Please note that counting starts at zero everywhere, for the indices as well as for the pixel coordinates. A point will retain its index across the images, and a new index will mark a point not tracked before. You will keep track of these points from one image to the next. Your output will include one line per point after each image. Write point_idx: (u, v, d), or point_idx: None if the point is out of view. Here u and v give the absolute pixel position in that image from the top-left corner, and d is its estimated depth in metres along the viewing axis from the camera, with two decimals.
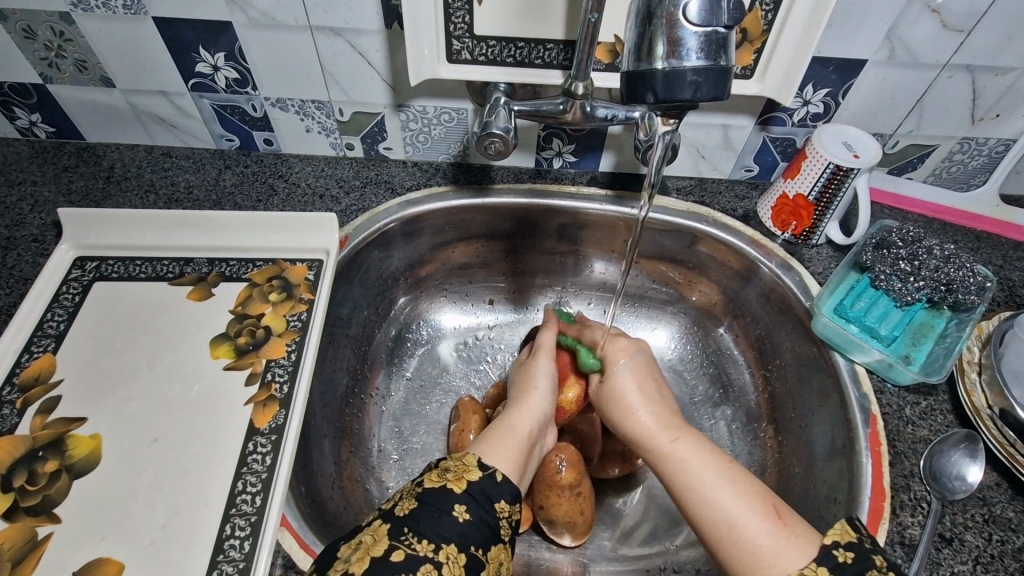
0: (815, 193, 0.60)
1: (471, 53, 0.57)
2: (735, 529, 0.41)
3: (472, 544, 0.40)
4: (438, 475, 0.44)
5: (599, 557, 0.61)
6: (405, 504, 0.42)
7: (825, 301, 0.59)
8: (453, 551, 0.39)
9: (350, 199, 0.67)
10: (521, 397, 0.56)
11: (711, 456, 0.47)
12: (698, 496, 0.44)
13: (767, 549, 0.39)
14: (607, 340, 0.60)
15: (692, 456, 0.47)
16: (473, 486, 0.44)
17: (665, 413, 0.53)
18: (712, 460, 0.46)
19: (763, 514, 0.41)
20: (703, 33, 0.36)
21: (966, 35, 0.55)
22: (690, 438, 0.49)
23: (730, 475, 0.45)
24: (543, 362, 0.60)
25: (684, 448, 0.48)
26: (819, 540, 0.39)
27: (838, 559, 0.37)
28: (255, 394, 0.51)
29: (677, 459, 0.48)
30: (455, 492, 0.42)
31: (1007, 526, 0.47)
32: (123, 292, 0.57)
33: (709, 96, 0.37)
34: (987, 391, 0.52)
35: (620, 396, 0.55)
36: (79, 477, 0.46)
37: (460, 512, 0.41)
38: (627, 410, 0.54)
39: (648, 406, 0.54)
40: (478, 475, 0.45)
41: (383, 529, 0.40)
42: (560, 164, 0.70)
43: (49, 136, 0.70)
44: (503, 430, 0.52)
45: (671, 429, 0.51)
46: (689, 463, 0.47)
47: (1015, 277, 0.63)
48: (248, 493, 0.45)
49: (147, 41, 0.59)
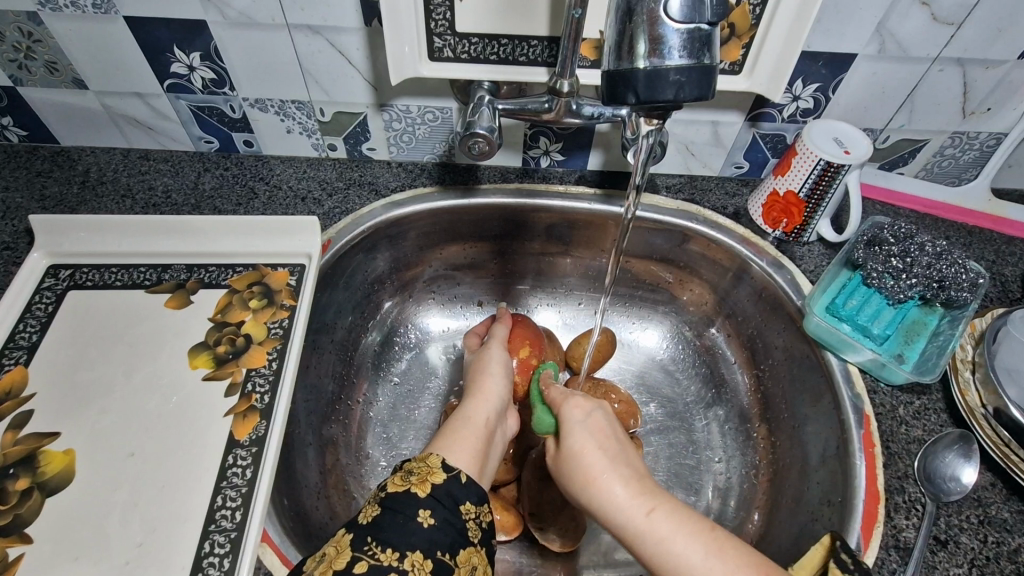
0: (806, 190, 0.59)
1: (453, 51, 0.55)
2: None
3: (439, 549, 0.39)
4: (401, 479, 0.43)
5: (591, 563, 0.60)
6: (369, 511, 0.41)
7: (817, 300, 0.58)
8: (418, 559, 0.38)
9: (334, 201, 0.65)
10: (475, 386, 0.57)
11: (699, 534, 0.40)
12: None
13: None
14: (564, 400, 0.52)
15: (677, 535, 0.40)
16: (439, 488, 0.42)
17: (632, 471, 0.46)
18: (698, 536, 0.40)
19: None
20: (686, 30, 0.35)
21: (957, 28, 0.54)
22: (666, 505, 0.43)
23: (719, 547, 0.40)
24: (495, 353, 0.61)
25: (665, 524, 0.41)
26: None
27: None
28: (235, 405, 0.50)
29: (658, 539, 0.41)
30: (419, 496, 0.41)
31: (1003, 527, 0.46)
32: (97, 301, 0.55)
33: (692, 96, 0.36)
34: (981, 390, 0.51)
35: (580, 461, 0.47)
36: (52, 494, 0.44)
37: (425, 518, 0.40)
38: (591, 476, 0.46)
39: (612, 463, 0.46)
40: (442, 476, 0.43)
41: (346, 540, 0.39)
42: (547, 163, 0.69)
43: (22, 140, 0.68)
44: (460, 423, 0.52)
45: (644, 493, 0.44)
46: (673, 541, 0.40)
47: (1008, 273, 0.62)
48: (228, 508, 0.44)
49: (118, 41, 0.57)
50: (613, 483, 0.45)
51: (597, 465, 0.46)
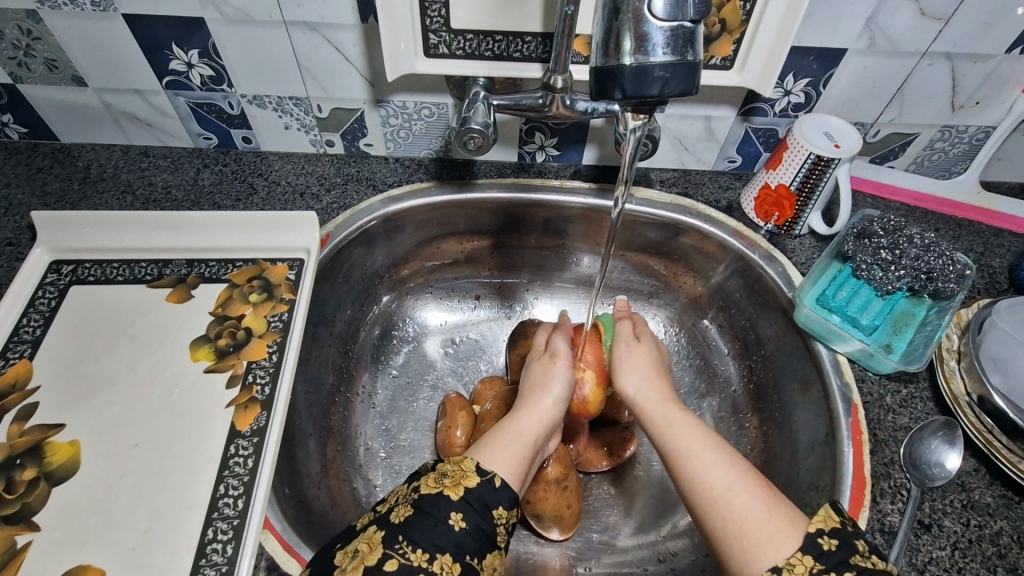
0: (797, 183, 0.60)
1: (448, 47, 0.56)
2: (729, 493, 0.43)
3: (468, 554, 0.41)
4: (434, 480, 0.44)
5: (587, 550, 0.62)
6: (401, 511, 0.42)
7: (808, 291, 0.59)
8: (447, 562, 0.39)
9: (332, 196, 0.66)
10: (533, 405, 0.54)
11: (709, 435, 0.48)
12: (696, 461, 0.46)
13: (758, 515, 0.41)
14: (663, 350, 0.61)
15: (694, 428, 0.49)
16: (471, 492, 0.43)
17: (667, 388, 0.55)
18: (710, 433, 0.48)
19: (756, 485, 0.43)
20: (669, 28, 0.36)
21: (945, 23, 0.54)
22: (692, 413, 0.51)
23: (724, 448, 0.47)
24: (562, 369, 0.57)
25: (683, 423, 0.50)
26: (803, 528, 0.40)
27: (822, 547, 0.38)
28: (236, 397, 0.51)
29: (676, 431, 0.49)
30: (452, 499, 0.42)
31: (985, 511, 0.47)
32: (100, 295, 0.56)
33: (677, 91, 0.37)
34: (965, 378, 0.52)
35: (632, 372, 0.56)
36: (59, 483, 0.45)
37: (456, 521, 0.41)
38: (637, 379, 0.56)
39: (656, 381, 0.55)
40: (476, 480, 0.44)
41: (377, 537, 0.40)
42: (543, 158, 0.70)
43: (21, 137, 0.69)
44: (508, 437, 0.50)
45: (671, 403, 0.53)
46: (689, 434, 0.48)
47: (995, 264, 0.63)
48: (230, 496, 0.45)
49: (116, 38, 0.58)
50: (649, 389, 0.54)
51: (646, 376, 0.56)
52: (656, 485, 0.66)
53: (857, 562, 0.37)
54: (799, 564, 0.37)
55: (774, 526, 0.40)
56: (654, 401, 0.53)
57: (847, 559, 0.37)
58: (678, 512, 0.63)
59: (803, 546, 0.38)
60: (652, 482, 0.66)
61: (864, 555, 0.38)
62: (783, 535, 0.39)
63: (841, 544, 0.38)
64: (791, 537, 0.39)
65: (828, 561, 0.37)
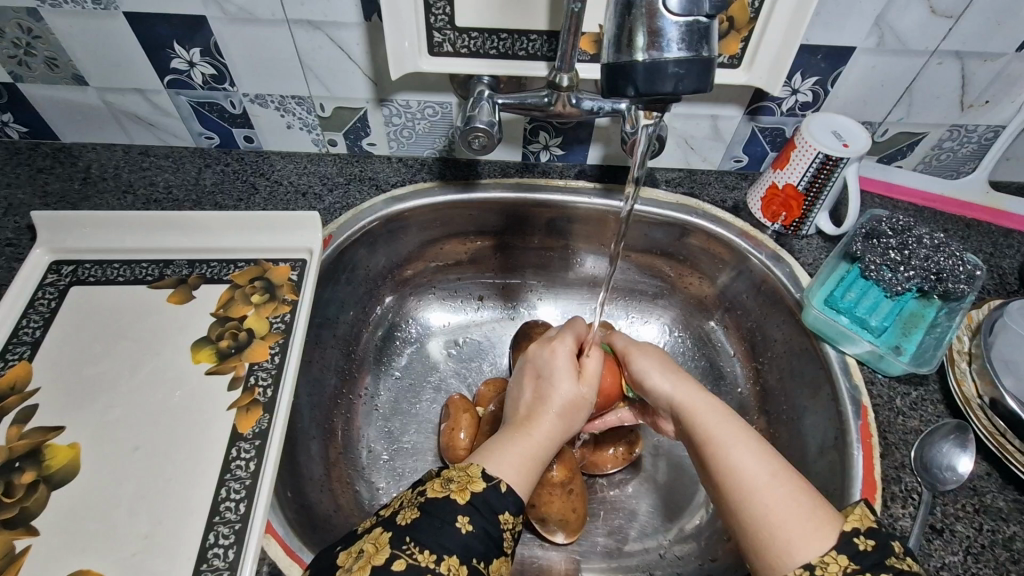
0: (804, 183, 0.60)
1: (453, 45, 0.55)
2: (772, 482, 0.42)
3: (474, 556, 0.40)
4: (441, 484, 0.43)
5: (592, 553, 0.61)
6: (407, 513, 0.42)
7: (815, 292, 0.58)
8: (455, 564, 0.39)
9: (334, 196, 0.65)
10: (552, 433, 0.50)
11: (748, 425, 0.47)
12: (735, 447, 0.45)
13: (800, 509, 0.40)
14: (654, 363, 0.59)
15: (731, 417, 0.47)
16: (477, 496, 0.43)
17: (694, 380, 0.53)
18: (747, 424, 0.47)
19: (796, 479, 0.42)
20: (684, 23, 0.35)
21: (955, 20, 0.54)
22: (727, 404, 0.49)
23: (762, 440, 0.45)
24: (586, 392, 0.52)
25: (715, 411, 0.48)
26: (838, 524, 0.40)
27: (857, 547, 0.38)
28: (238, 399, 0.50)
29: (714, 417, 0.48)
30: (458, 503, 0.42)
31: (998, 516, 0.47)
32: (100, 296, 0.56)
33: (692, 88, 0.36)
34: (977, 380, 0.51)
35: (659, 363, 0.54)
36: (58, 487, 0.45)
37: (463, 524, 0.41)
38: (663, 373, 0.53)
39: (684, 372, 0.53)
40: (482, 485, 0.43)
41: (384, 538, 0.40)
42: (547, 157, 0.69)
43: (22, 136, 0.68)
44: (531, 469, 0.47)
45: (705, 391, 0.51)
46: (726, 421, 0.47)
47: (1005, 265, 0.62)
48: (232, 500, 0.45)
49: (117, 36, 0.57)
50: (684, 378, 0.52)
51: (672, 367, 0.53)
52: (662, 488, 0.65)
53: (893, 564, 0.37)
54: (832, 563, 0.37)
55: (810, 524, 0.39)
56: (690, 387, 0.51)
57: (883, 560, 0.37)
58: (686, 514, 0.63)
59: (837, 545, 0.38)
60: (658, 485, 0.66)
61: (899, 557, 0.38)
62: (819, 532, 0.39)
63: (878, 545, 0.38)
64: (827, 534, 0.39)
65: (862, 561, 0.37)
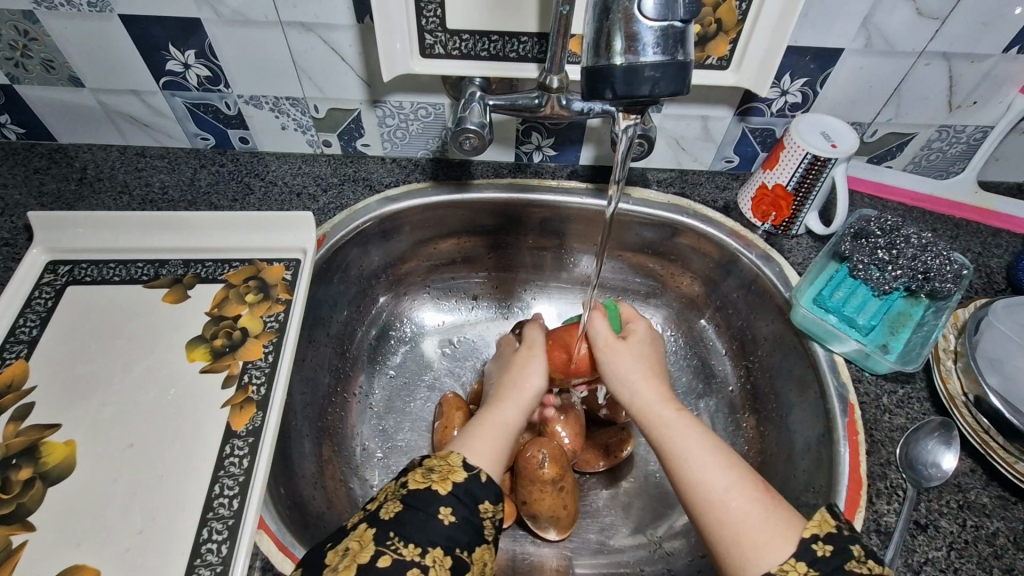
0: (794, 183, 0.60)
1: (444, 47, 0.56)
2: (727, 494, 0.43)
3: (457, 547, 0.41)
4: (422, 476, 0.44)
5: (583, 550, 0.61)
6: (390, 507, 0.42)
7: (804, 291, 0.59)
8: (439, 555, 0.40)
9: (328, 197, 0.66)
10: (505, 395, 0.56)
11: (706, 436, 0.48)
12: (692, 462, 0.46)
13: (756, 519, 0.41)
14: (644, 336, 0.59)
15: (691, 430, 0.49)
16: (458, 487, 0.44)
17: (665, 388, 0.54)
18: (708, 436, 0.48)
19: (753, 488, 0.44)
20: (661, 28, 0.36)
21: (942, 22, 0.54)
22: (691, 414, 0.51)
23: (722, 451, 0.47)
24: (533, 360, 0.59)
25: (675, 424, 0.50)
26: (800, 531, 0.41)
27: (816, 553, 0.39)
28: (232, 397, 0.51)
29: (674, 431, 0.49)
30: (441, 493, 0.43)
31: (981, 512, 0.47)
32: (95, 296, 0.56)
33: (669, 91, 0.37)
34: (962, 378, 0.52)
35: (629, 369, 0.55)
36: (54, 483, 0.45)
37: (446, 514, 0.42)
38: (632, 382, 0.54)
39: (653, 381, 0.54)
40: (463, 475, 0.45)
41: (369, 534, 0.40)
42: (539, 158, 0.70)
43: (19, 137, 0.69)
44: (489, 434, 0.51)
45: (671, 403, 0.52)
46: (686, 435, 0.48)
47: (993, 264, 0.63)
48: (225, 496, 0.45)
49: (113, 38, 0.58)
50: (649, 390, 0.53)
51: (640, 376, 0.54)
52: (653, 485, 0.66)
53: (853, 568, 0.38)
54: (792, 571, 0.39)
55: (766, 535, 0.41)
56: (654, 401, 0.52)
57: (842, 565, 0.38)
58: (673, 514, 0.63)
59: (797, 552, 0.40)
60: (649, 482, 0.66)
61: (860, 560, 0.38)
62: (779, 538, 0.40)
63: (837, 549, 0.39)
64: (788, 540, 0.40)
65: (822, 567, 0.38)
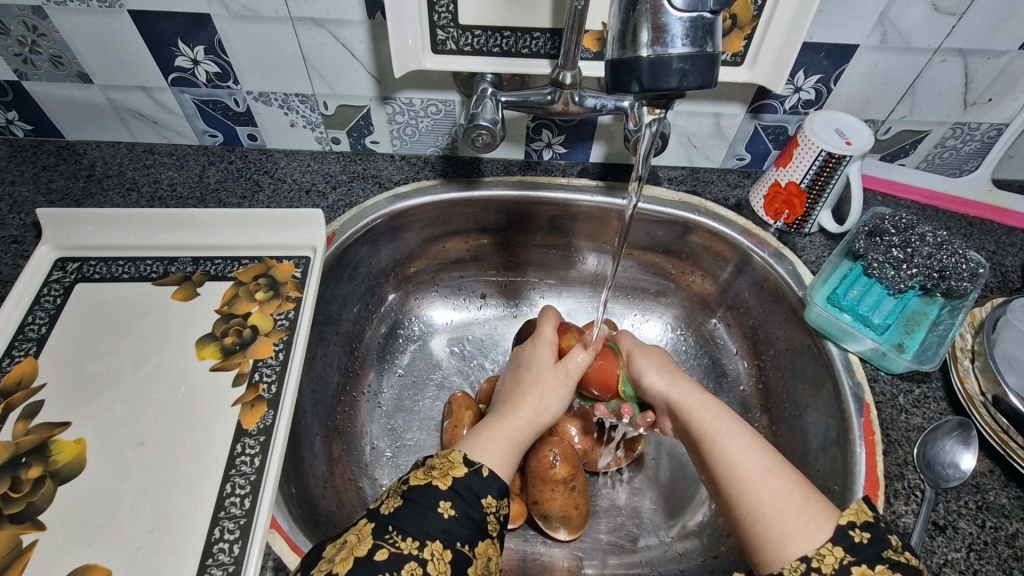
0: (807, 181, 0.60)
1: (456, 43, 0.56)
2: (763, 480, 0.45)
3: (457, 540, 0.41)
4: (424, 472, 0.44)
5: (595, 550, 0.61)
6: (391, 502, 0.42)
7: (818, 290, 0.58)
8: (438, 548, 0.40)
9: (338, 194, 0.66)
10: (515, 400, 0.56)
11: (743, 428, 0.50)
12: (729, 451, 0.48)
13: (793, 503, 0.43)
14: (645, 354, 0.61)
15: (728, 422, 0.50)
16: (459, 482, 0.44)
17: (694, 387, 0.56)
18: (743, 428, 0.50)
19: (789, 475, 0.45)
20: (689, 19, 0.35)
21: (958, 18, 0.54)
22: (725, 408, 0.52)
23: (759, 444, 0.48)
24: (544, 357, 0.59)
25: (713, 416, 0.51)
26: (835, 518, 0.41)
27: (853, 539, 0.40)
28: (243, 395, 0.50)
29: (710, 422, 0.51)
30: (440, 488, 0.43)
31: (1001, 513, 0.47)
32: (105, 293, 0.56)
33: (696, 84, 0.36)
34: (980, 377, 0.51)
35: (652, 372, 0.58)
36: (65, 482, 0.45)
37: (445, 509, 0.42)
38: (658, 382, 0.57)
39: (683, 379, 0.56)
40: (464, 470, 0.45)
41: (367, 529, 0.41)
42: (549, 155, 0.69)
43: (27, 134, 0.69)
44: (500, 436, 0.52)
45: (703, 398, 0.54)
46: (722, 426, 0.50)
47: (1008, 263, 0.62)
48: (237, 496, 0.45)
49: (122, 34, 0.57)
50: (679, 386, 0.55)
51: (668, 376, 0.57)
52: (664, 485, 0.65)
53: (891, 556, 0.38)
54: (828, 555, 0.39)
55: (805, 517, 0.42)
56: (686, 396, 0.54)
57: (878, 552, 0.39)
58: (686, 512, 0.63)
59: (834, 537, 0.40)
60: (660, 482, 0.66)
61: (896, 550, 0.39)
62: (815, 522, 0.41)
63: (874, 538, 0.40)
64: (823, 523, 0.41)
65: (857, 554, 0.39)
